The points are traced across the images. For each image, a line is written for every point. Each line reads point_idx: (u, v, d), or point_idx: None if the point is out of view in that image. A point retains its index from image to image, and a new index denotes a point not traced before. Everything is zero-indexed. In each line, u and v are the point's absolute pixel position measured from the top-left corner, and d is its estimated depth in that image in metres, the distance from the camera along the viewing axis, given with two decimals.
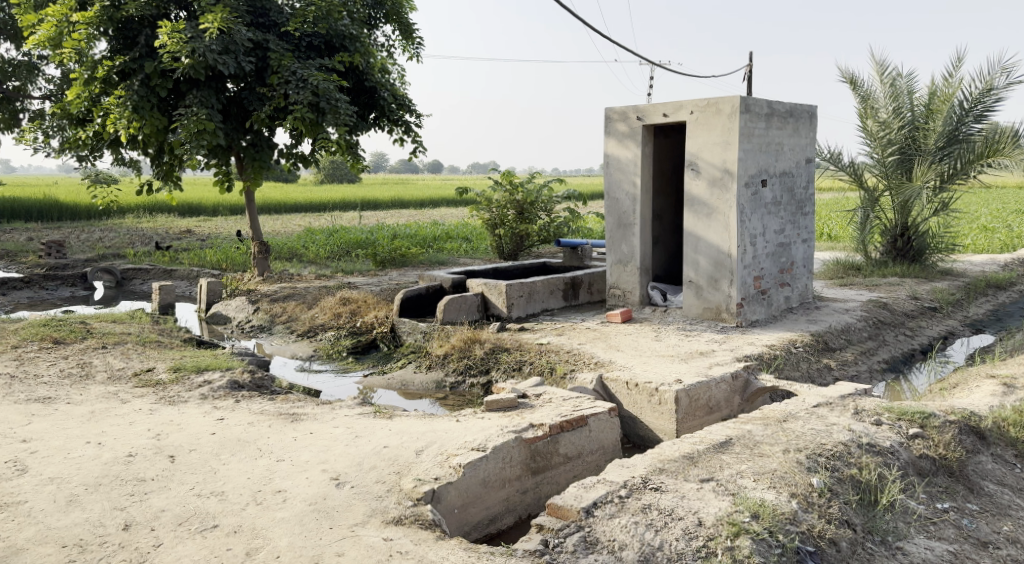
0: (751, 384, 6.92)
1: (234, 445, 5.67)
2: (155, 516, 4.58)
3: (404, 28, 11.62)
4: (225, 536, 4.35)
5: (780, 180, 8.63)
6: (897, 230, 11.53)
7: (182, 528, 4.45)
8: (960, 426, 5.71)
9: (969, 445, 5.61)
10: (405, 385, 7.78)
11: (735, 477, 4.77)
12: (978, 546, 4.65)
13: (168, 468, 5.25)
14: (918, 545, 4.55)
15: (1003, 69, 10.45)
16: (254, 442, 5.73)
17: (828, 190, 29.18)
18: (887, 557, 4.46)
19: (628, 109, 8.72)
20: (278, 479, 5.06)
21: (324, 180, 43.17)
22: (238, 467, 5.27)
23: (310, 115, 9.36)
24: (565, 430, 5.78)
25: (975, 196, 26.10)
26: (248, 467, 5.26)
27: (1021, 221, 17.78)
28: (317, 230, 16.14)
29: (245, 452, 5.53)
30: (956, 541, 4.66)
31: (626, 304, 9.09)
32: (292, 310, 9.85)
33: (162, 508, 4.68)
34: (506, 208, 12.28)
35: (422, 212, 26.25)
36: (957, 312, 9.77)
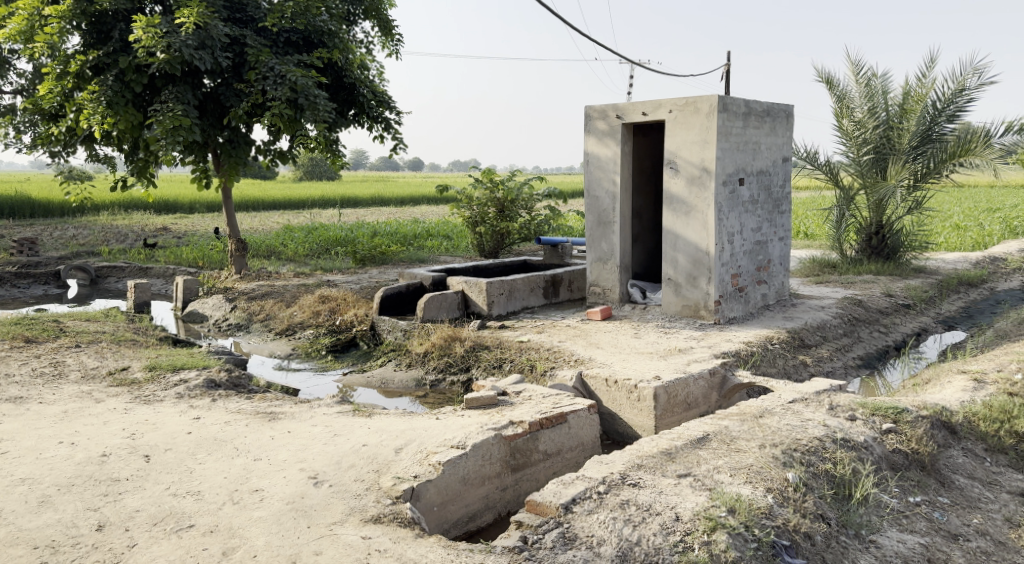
0: (728, 380, 6.98)
1: (210, 444, 5.62)
2: (130, 516, 4.53)
3: (383, 24, 11.56)
4: (201, 536, 4.31)
5: (757, 179, 8.72)
6: (871, 228, 11.70)
7: (157, 528, 4.41)
8: (932, 421, 5.82)
9: (941, 439, 5.72)
10: (385, 383, 7.75)
11: (712, 472, 4.83)
12: (949, 539, 4.73)
13: (143, 468, 5.19)
14: (891, 538, 4.63)
15: (975, 69, 10.60)
16: (231, 442, 5.68)
17: (804, 189, 29.47)
18: (861, 550, 4.53)
19: (608, 107, 8.75)
20: (255, 478, 5.02)
21: (304, 177, 42.81)
22: (215, 466, 5.23)
23: (289, 112, 9.30)
24: (545, 427, 5.80)
25: (947, 195, 26.51)
26: (224, 467, 5.22)
27: (992, 219, 18.11)
28: (296, 227, 16.02)
29: (222, 452, 5.49)
30: (927, 533, 4.74)
31: (606, 301, 9.13)
32: (270, 308, 9.78)
33: (136, 508, 4.63)
34: (486, 206, 12.28)
35: (403, 210, 26.14)
36: (930, 309, 9.94)
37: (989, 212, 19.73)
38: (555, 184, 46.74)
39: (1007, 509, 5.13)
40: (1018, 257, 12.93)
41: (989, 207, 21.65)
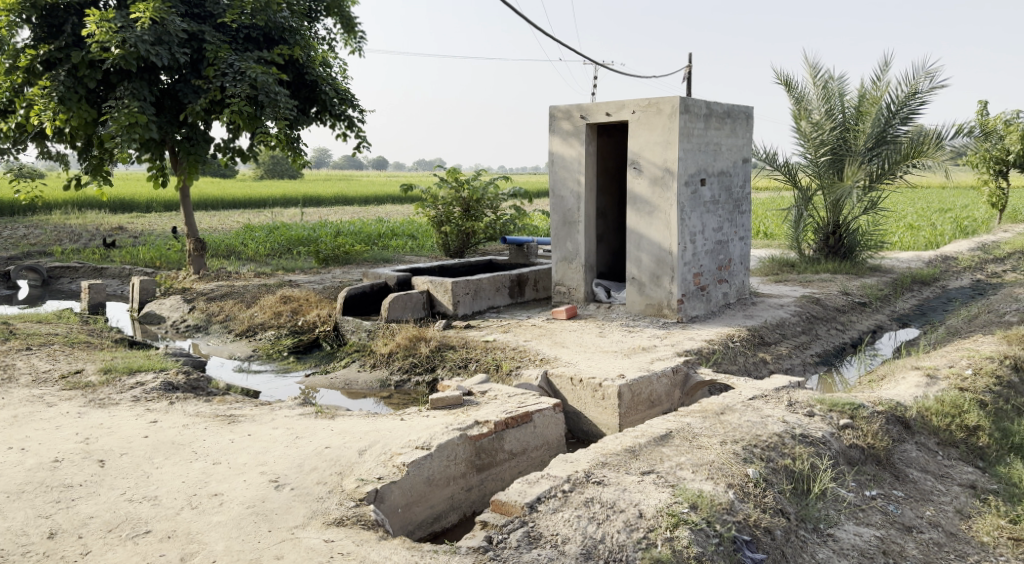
0: (690, 378, 7.06)
1: (168, 448, 5.50)
2: (83, 523, 4.41)
3: (345, 21, 11.45)
4: (157, 542, 4.22)
5: (718, 179, 8.84)
6: (829, 228, 11.96)
7: (111, 535, 4.30)
8: (887, 416, 5.96)
9: (895, 434, 5.85)
10: (349, 384, 7.67)
11: (675, 469, 4.88)
12: (903, 531, 4.85)
13: (97, 473, 5.06)
14: (848, 532, 4.73)
15: (927, 73, 10.88)
16: (189, 445, 5.57)
17: (764, 189, 29.93)
18: (819, 543, 4.61)
19: (572, 107, 8.80)
20: (214, 482, 4.93)
21: (264, 176, 42.19)
22: (173, 470, 5.12)
23: (249, 109, 9.15)
24: (510, 426, 5.80)
25: (902, 197, 27.18)
26: (183, 471, 5.11)
27: (945, 219, 18.63)
28: (257, 227, 15.80)
29: (180, 456, 5.38)
30: (882, 526, 4.85)
31: (570, 301, 9.18)
32: (230, 309, 9.62)
33: (90, 514, 4.51)
34: (451, 206, 12.25)
35: (367, 209, 25.97)
36: (885, 306, 10.19)
37: (941, 213, 20.28)
38: (520, 183, 46.85)
39: (958, 501, 5.28)
40: (967, 256, 13.31)
41: (941, 208, 22.23)
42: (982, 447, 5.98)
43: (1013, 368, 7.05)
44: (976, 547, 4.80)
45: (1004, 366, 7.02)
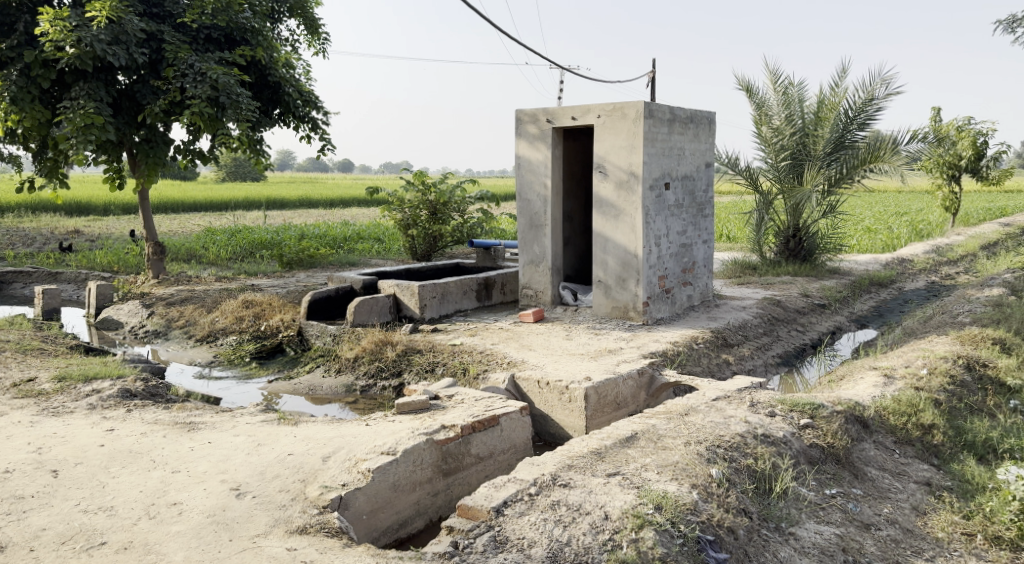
0: (656, 380, 7.11)
1: (125, 457, 5.36)
2: (35, 536, 4.29)
3: (309, 22, 11.36)
4: (113, 553, 4.12)
5: (682, 183, 8.94)
6: (789, 231, 12.19)
7: (65, 547, 4.19)
8: (846, 415, 6.04)
9: (854, 433, 5.93)
10: (313, 389, 7.57)
11: (640, 471, 4.91)
12: (862, 528, 4.91)
13: (51, 483, 4.92)
14: (808, 530, 4.78)
15: (883, 79, 11.15)
16: (147, 454, 5.44)
17: (727, 193, 30.37)
18: (781, 542, 4.65)
19: (538, 111, 8.85)
20: (173, 491, 4.83)
21: (226, 178, 41.54)
22: (130, 480, 5.00)
23: (210, 110, 9.00)
24: (477, 430, 5.74)
25: (860, 201, 27.85)
26: (140, 480, 4.99)
27: (901, 222, 19.13)
28: (219, 230, 15.57)
29: (137, 464, 5.24)
30: (842, 524, 4.91)
31: (538, 304, 9.21)
32: (190, 314, 9.44)
33: (43, 526, 4.39)
34: (418, 209, 12.20)
35: (332, 212, 25.76)
36: (844, 308, 10.41)
37: (897, 217, 20.80)
38: (489, 185, 46.94)
39: (915, 498, 5.33)
40: (923, 259, 13.65)
41: (898, 211, 22.79)
42: (937, 444, 6.04)
43: (966, 367, 7.16)
44: (931, 542, 4.86)
45: (957, 366, 7.13)
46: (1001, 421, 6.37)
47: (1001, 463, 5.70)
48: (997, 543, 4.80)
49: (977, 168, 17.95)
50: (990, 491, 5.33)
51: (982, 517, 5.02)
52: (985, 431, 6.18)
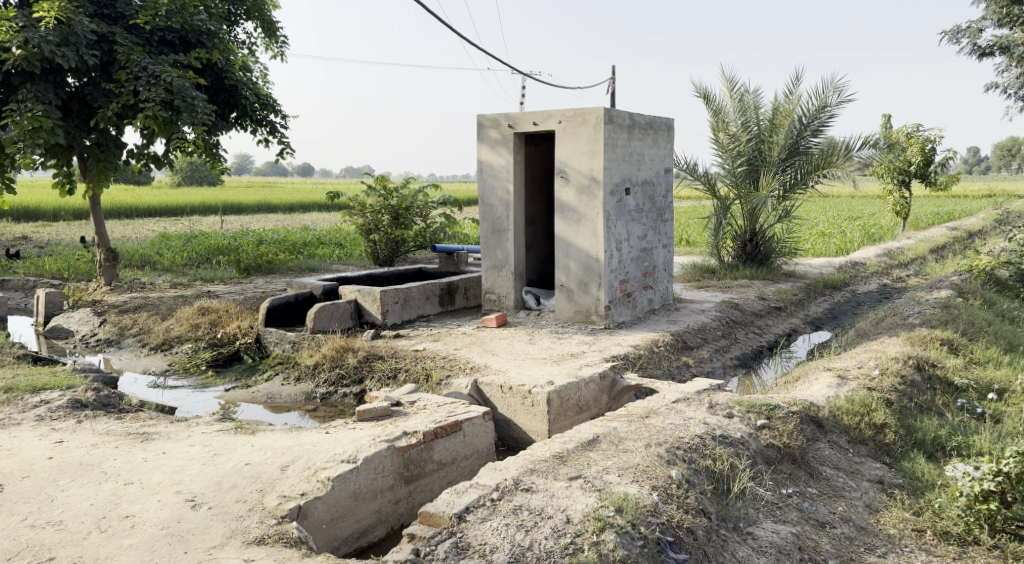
0: (617, 383, 7.15)
1: (75, 469, 5.17)
2: None
3: (267, 25, 11.23)
4: None
5: (642, 188, 9.03)
6: (746, 235, 12.45)
7: None
8: (801, 416, 6.04)
9: (809, 433, 5.93)
10: (271, 398, 7.44)
11: (601, 473, 4.86)
12: (817, 527, 4.92)
13: None
14: (765, 529, 4.79)
15: (835, 87, 11.42)
16: (97, 465, 5.24)
17: (685, 198, 30.76)
18: (739, 542, 4.65)
19: (500, 116, 8.87)
20: (125, 503, 4.67)
21: (181, 182, 40.69)
22: (81, 492, 4.83)
23: (164, 114, 8.82)
24: (439, 436, 5.60)
25: (815, 206, 28.50)
26: (91, 492, 4.82)
27: (854, 226, 19.60)
28: (174, 235, 15.24)
29: (88, 477, 5.05)
30: (798, 523, 4.93)
31: (500, 309, 9.22)
32: (144, 321, 9.23)
33: None
34: (380, 214, 12.12)
35: (291, 217, 25.44)
36: (799, 311, 10.63)
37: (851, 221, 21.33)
38: (449, 191, 46.91)
39: (868, 496, 5.33)
40: (874, 262, 14.02)
41: (851, 216, 23.35)
42: (888, 444, 6.05)
43: (917, 368, 7.23)
44: (884, 539, 4.87)
45: (907, 366, 7.20)
46: (950, 419, 6.45)
47: (949, 460, 5.73)
48: (946, 538, 4.83)
49: (925, 174, 18.44)
50: (939, 488, 5.34)
51: (932, 513, 5.05)
52: (933, 429, 6.21)
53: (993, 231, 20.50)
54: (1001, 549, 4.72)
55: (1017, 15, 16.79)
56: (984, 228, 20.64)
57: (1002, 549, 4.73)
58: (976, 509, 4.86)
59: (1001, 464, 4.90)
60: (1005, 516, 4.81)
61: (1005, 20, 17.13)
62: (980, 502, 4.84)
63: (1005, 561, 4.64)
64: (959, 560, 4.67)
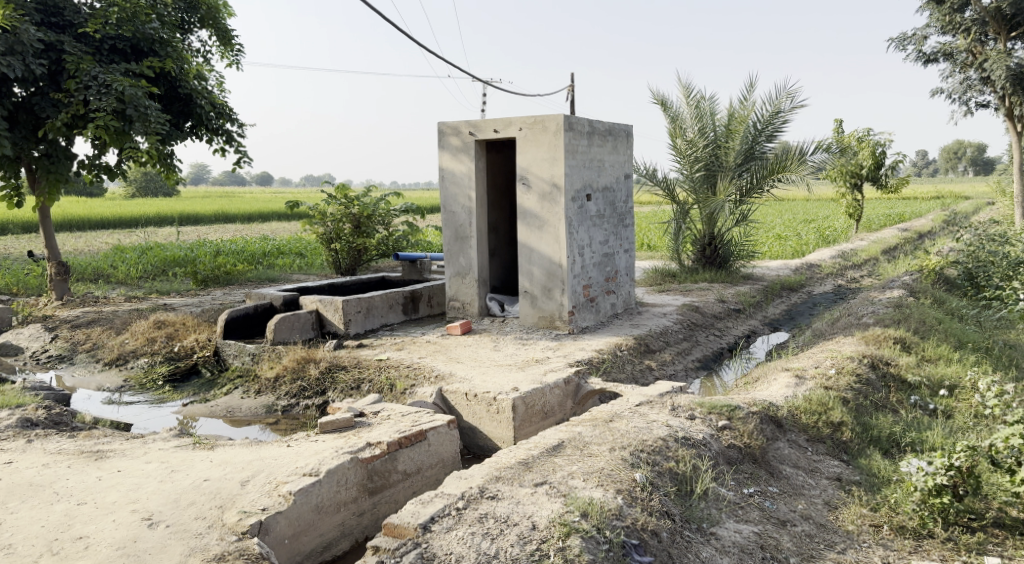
0: (581, 388, 7.15)
1: (25, 491, 5.02)
2: None
3: (222, 34, 11.12)
4: None
5: (603, 194, 9.10)
6: (704, 239, 12.65)
7: None
8: (761, 416, 6.10)
9: (769, 433, 6.00)
10: (231, 412, 7.31)
11: (567, 478, 4.87)
12: (778, 525, 4.99)
13: None
14: (728, 529, 4.84)
15: (788, 93, 11.64)
16: (49, 486, 5.08)
17: (646, 204, 31.02)
18: (702, 543, 4.69)
19: (460, 124, 8.88)
20: (79, 524, 4.55)
21: (135, 194, 39.93)
22: (31, 514, 4.69)
23: (116, 124, 8.67)
24: (403, 446, 5.54)
25: (772, 209, 28.99)
26: (42, 514, 4.68)
27: (810, 228, 20.00)
28: (128, 248, 14.97)
29: (39, 498, 4.90)
30: (760, 522, 4.99)
31: (465, 316, 9.21)
32: (97, 336, 9.04)
33: None
34: (341, 222, 12.00)
35: (248, 227, 25.16)
36: (757, 312, 10.81)
37: (807, 223, 21.79)
38: (411, 198, 46.79)
39: (826, 494, 5.43)
40: (829, 264, 14.29)
41: (806, 219, 23.84)
42: (845, 441, 6.15)
43: (871, 366, 7.38)
44: (843, 536, 4.96)
45: (862, 365, 7.34)
46: (903, 416, 6.57)
47: (904, 457, 5.84)
48: (902, 533, 4.92)
49: (876, 177, 18.86)
50: (895, 484, 5.44)
51: (888, 508, 5.16)
52: (888, 426, 6.34)
53: (941, 232, 21.04)
54: (954, 542, 4.84)
55: (959, 22, 17.27)
56: (933, 229, 21.19)
57: (955, 541, 4.85)
58: (930, 504, 4.95)
59: (953, 458, 4.97)
60: (957, 509, 4.93)
61: (948, 27, 17.60)
62: (934, 496, 4.92)
63: (958, 553, 4.75)
64: (915, 554, 4.76)
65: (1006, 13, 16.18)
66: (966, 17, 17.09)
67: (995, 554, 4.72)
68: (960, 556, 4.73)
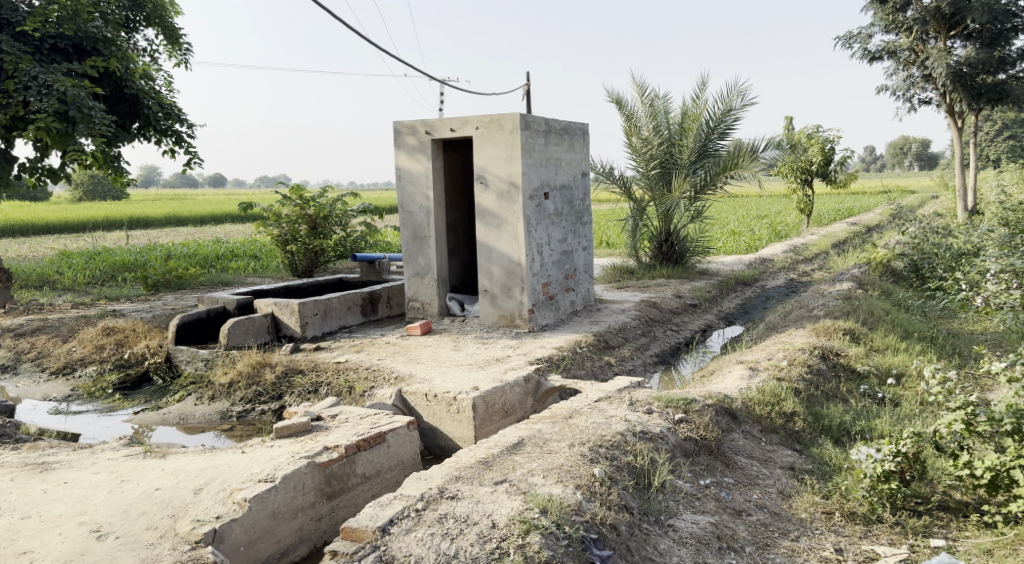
0: (541, 385, 7.16)
1: None
2: None
3: (169, 33, 10.91)
4: None
5: (561, 193, 9.13)
6: (661, 236, 12.81)
7: None
8: (716, 409, 6.17)
9: (724, 425, 6.08)
10: (184, 419, 7.17)
11: (526, 476, 4.86)
12: (734, 515, 5.06)
13: None
14: (686, 521, 4.90)
15: (739, 91, 11.81)
16: None
17: (603, 202, 31.22)
18: (660, 535, 4.74)
19: (417, 123, 8.83)
20: (23, 538, 4.41)
21: (82, 197, 38.92)
22: None
23: (58, 126, 8.44)
24: (362, 449, 5.49)
25: (725, 205, 29.46)
26: None
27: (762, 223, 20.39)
28: (75, 252, 14.61)
29: None
30: (716, 512, 5.05)
31: (425, 316, 9.16)
32: (43, 345, 8.78)
33: None
34: (296, 223, 11.86)
35: (200, 229, 24.69)
36: (713, 307, 10.97)
37: (760, 219, 22.20)
38: (368, 199, 46.56)
39: (780, 483, 5.51)
40: (782, 258, 14.56)
41: (759, 214, 24.28)
42: (798, 431, 6.26)
43: (822, 357, 7.52)
44: (796, 524, 5.04)
45: (813, 356, 7.48)
46: (854, 405, 6.73)
47: (854, 445, 5.97)
48: (852, 519, 5.03)
49: (825, 173, 19.25)
50: (846, 471, 5.55)
51: (839, 495, 5.26)
52: (839, 415, 6.46)
53: (889, 225, 21.58)
54: (902, 525, 4.96)
55: (901, 21, 17.72)
56: (881, 222, 21.71)
57: (902, 525, 4.96)
58: (879, 489, 5.06)
59: (899, 445, 5.09)
60: (904, 494, 5.06)
61: (891, 27, 18.06)
62: (882, 482, 5.04)
63: (906, 536, 4.87)
64: (865, 539, 4.87)
65: (945, 12, 16.65)
66: (908, 17, 17.55)
67: (940, 536, 4.85)
68: (908, 539, 4.84)
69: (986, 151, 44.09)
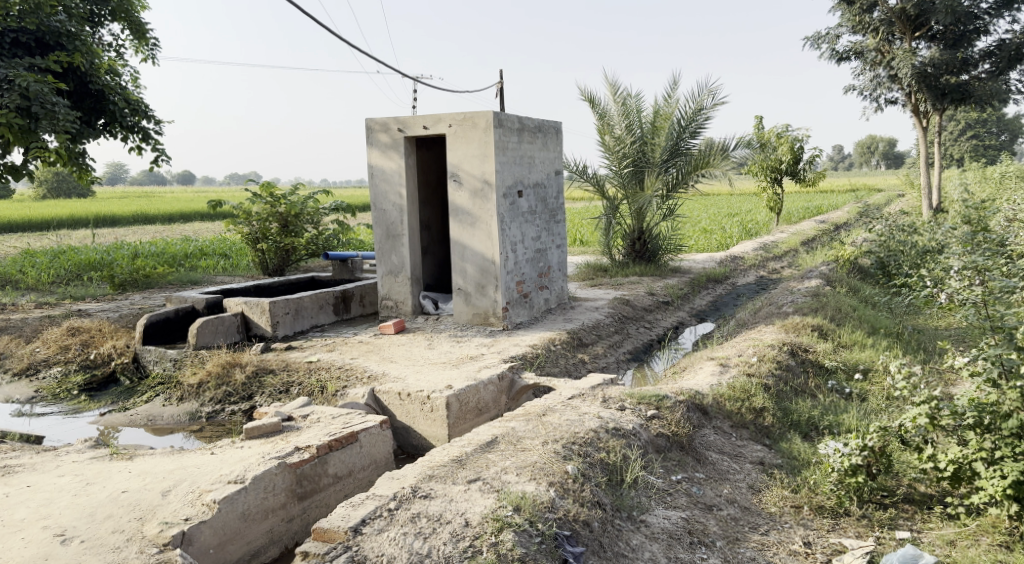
0: (515, 383, 7.17)
1: None
2: None
3: (135, 27, 10.73)
4: None
5: (534, 190, 9.13)
6: (634, 234, 12.89)
7: None
8: (688, 405, 6.22)
9: (695, 421, 6.12)
10: (152, 420, 7.06)
11: (500, 474, 4.86)
12: (705, 510, 5.10)
13: None
14: (657, 516, 4.93)
15: (710, 90, 11.90)
16: None
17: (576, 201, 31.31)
18: (632, 530, 4.76)
19: (389, 120, 8.77)
20: None
21: (46, 195, 38.21)
22: None
23: (20, 121, 8.27)
24: (334, 449, 5.44)
25: (696, 203, 29.69)
26: None
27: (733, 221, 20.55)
28: (38, 251, 14.31)
29: None
30: (688, 508, 5.09)
31: (398, 314, 9.12)
32: (5, 346, 8.60)
33: None
34: (267, 221, 11.72)
35: (169, 228, 24.38)
36: (685, 304, 11.04)
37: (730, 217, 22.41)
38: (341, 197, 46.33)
39: (750, 478, 5.56)
40: (752, 255, 14.70)
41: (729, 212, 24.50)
42: (768, 426, 6.33)
43: (791, 353, 7.61)
44: (766, 518, 5.10)
45: (782, 352, 7.55)
46: (823, 400, 6.81)
47: (823, 439, 6.04)
48: (820, 512, 5.09)
49: (795, 172, 19.45)
50: (815, 465, 5.62)
51: (808, 489, 5.32)
52: (807, 410, 6.54)
53: (856, 223, 21.89)
54: (869, 518, 5.02)
55: (868, 22, 17.94)
56: (849, 220, 22.02)
57: (869, 518, 5.03)
58: (846, 483, 5.13)
59: (867, 439, 5.17)
60: (870, 487, 5.14)
61: (858, 27, 18.30)
62: (849, 476, 5.12)
63: (873, 529, 4.93)
64: (833, 532, 4.93)
65: (910, 14, 16.92)
66: (874, 18, 17.80)
67: (905, 528, 4.92)
68: (874, 531, 4.91)
69: (950, 150, 44.88)
